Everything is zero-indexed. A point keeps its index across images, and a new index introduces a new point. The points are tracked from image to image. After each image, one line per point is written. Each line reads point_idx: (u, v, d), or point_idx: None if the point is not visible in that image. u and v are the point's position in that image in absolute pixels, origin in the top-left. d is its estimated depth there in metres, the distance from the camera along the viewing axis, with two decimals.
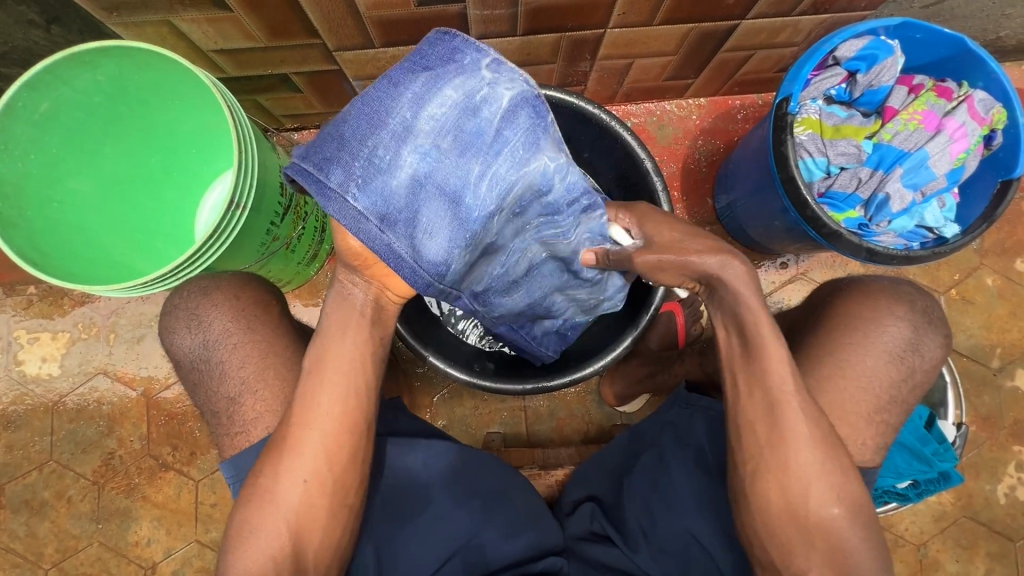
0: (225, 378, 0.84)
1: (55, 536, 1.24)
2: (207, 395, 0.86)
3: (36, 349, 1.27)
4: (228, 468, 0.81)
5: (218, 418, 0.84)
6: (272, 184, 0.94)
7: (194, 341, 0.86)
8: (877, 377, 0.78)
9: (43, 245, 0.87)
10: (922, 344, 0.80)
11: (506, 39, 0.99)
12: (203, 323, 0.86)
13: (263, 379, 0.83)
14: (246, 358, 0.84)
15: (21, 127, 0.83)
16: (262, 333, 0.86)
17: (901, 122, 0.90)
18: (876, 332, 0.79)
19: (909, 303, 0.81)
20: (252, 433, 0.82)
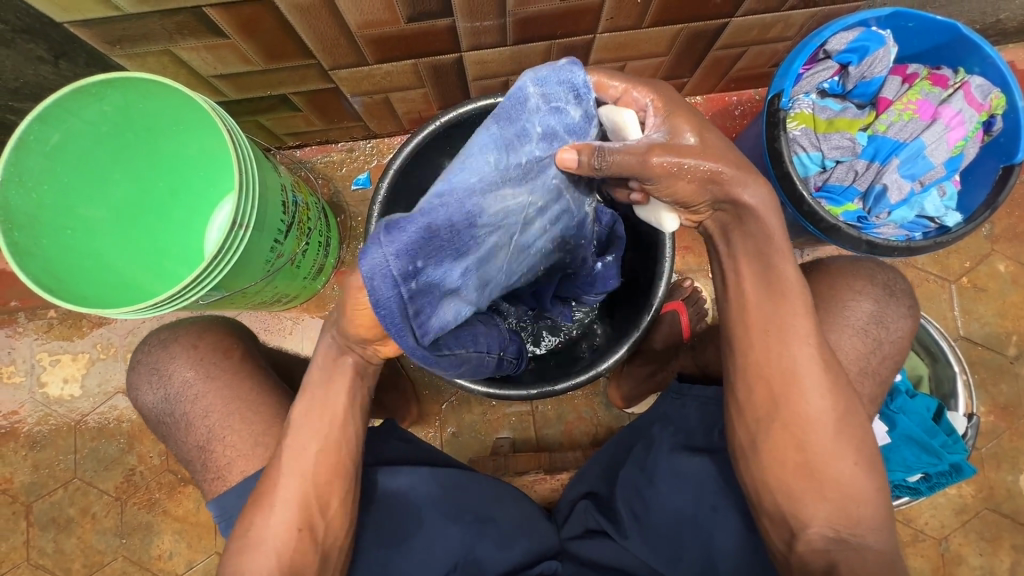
0: (192, 428, 0.86)
1: (82, 551, 1.28)
2: (180, 444, 0.88)
3: (58, 370, 1.32)
4: (212, 508, 0.81)
5: (194, 465, 0.87)
6: (273, 203, 0.96)
7: (156, 394, 0.89)
8: (850, 355, 0.79)
9: (58, 271, 0.90)
10: (886, 317, 0.80)
11: (498, 49, 1.00)
12: (163, 376, 0.89)
13: (229, 425, 0.85)
14: (209, 406, 0.86)
15: (34, 159, 0.87)
16: (221, 379, 0.88)
17: (895, 113, 0.89)
18: (848, 309, 0.80)
19: (868, 277, 0.82)
20: (229, 476, 0.84)
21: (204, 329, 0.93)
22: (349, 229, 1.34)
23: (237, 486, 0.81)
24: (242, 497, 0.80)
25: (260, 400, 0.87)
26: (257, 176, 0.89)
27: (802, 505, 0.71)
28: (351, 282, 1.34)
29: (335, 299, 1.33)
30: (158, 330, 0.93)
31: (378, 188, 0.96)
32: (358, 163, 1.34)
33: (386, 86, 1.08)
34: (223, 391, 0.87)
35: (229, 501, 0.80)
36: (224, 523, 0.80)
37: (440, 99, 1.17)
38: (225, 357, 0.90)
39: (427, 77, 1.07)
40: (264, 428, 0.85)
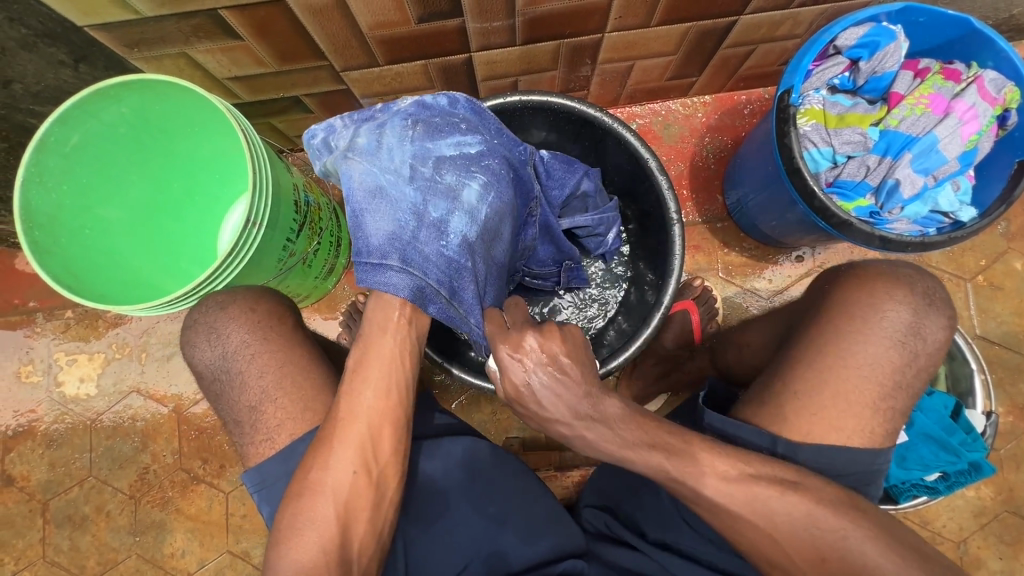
0: (246, 388, 0.85)
1: (96, 549, 1.30)
2: (230, 405, 0.87)
3: (74, 369, 1.34)
4: (250, 477, 0.82)
5: (241, 428, 0.86)
6: (286, 202, 0.97)
7: (213, 353, 0.87)
8: (881, 366, 0.75)
9: (75, 269, 0.92)
10: (923, 327, 0.77)
11: (507, 49, 1.01)
12: (222, 335, 0.86)
13: (282, 388, 0.85)
14: (264, 367, 0.86)
15: (54, 160, 0.89)
16: (278, 342, 0.87)
17: (907, 108, 0.88)
18: (876, 319, 0.77)
19: (908, 285, 0.78)
20: (275, 441, 0.84)
21: (259, 296, 0.91)
22: None
23: (284, 451, 0.82)
24: (290, 460, 0.82)
25: (311, 367, 0.87)
26: (270, 175, 0.91)
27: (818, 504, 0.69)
28: (361, 282, 1.35)
29: (346, 299, 1.34)
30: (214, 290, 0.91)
31: None
32: None
33: (396, 87, 1.09)
34: (280, 352, 0.87)
35: (272, 467, 0.82)
36: (263, 490, 0.82)
37: None
38: (281, 322, 0.89)
39: (437, 78, 1.08)
40: (315, 394, 0.85)
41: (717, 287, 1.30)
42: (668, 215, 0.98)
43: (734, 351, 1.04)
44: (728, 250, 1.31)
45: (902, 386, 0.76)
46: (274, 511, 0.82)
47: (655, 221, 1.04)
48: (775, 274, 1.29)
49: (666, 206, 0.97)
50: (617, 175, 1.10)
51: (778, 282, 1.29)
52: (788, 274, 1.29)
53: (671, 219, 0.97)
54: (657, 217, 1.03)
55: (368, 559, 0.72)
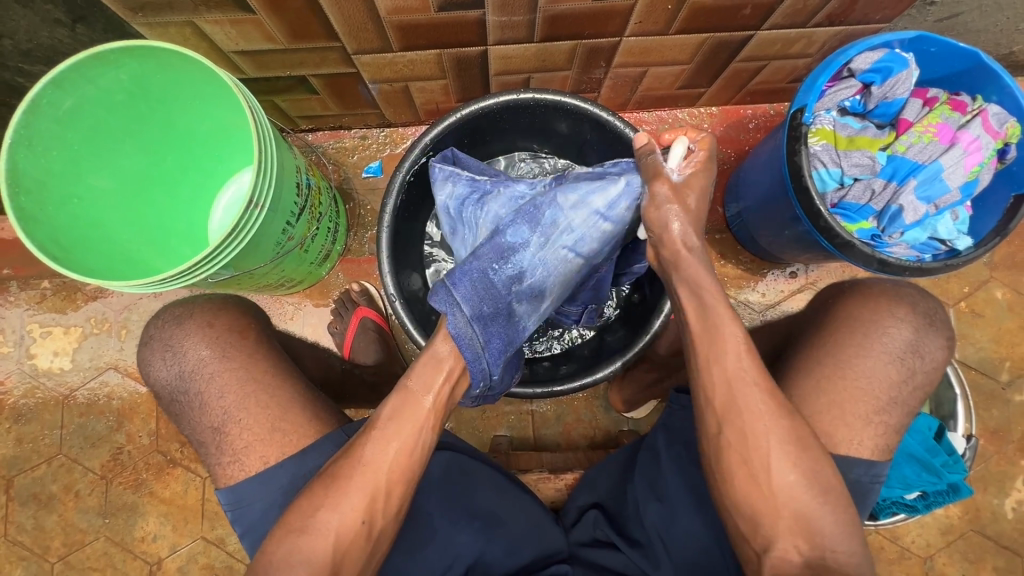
0: (207, 409, 0.84)
1: (62, 529, 1.25)
2: (193, 425, 0.85)
3: (48, 342, 1.29)
4: (222, 496, 0.80)
5: (206, 448, 0.84)
6: (288, 185, 0.95)
7: (170, 371, 0.86)
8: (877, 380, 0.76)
9: (63, 240, 0.88)
10: (923, 347, 0.78)
11: (524, 46, 1.00)
12: (178, 353, 0.86)
13: (245, 408, 0.83)
14: (224, 387, 0.84)
15: (46, 124, 0.85)
16: (238, 360, 0.86)
17: (915, 135, 0.90)
18: (877, 334, 0.78)
19: (910, 304, 0.80)
20: (244, 461, 0.82)
21: (218, 310, 0.91)
22: (358, 216, 1.33)
23: (254, 474, 0.80)
24: (264, 484, 0.79)
25: (277, 385, 0.85)
26: (275, 156, 0.88)
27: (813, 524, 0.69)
28: (354, 271, 1.32)
29: (339, 287, 1.32)
30: (170, 307, 0.91)
31: (395, 173, 0.97)
32: (370, 152, 1.33)
33: (407, 74, 1.07)
34: (241, 371, 0.85)
35: (243, 488, 0.80)
36: (235, 512, 0.80)
37: (460, 92, 1.16)
38: (243, 337, 0.88)
39: (450, 69, 1.06)
40: (281, 415, 0.83)
41: None
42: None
43: None
44: (725, 261, 1.32)
45: (899, 403, 0.77)
46: (247, 532, 0.80)
47: None
48: (768, 289, 1.32)
49: None
50: None
51: (771, 296, 1.31)
52: (782, 289, 1.31)
53: None
54: None
55: (357, 558, 0.70)
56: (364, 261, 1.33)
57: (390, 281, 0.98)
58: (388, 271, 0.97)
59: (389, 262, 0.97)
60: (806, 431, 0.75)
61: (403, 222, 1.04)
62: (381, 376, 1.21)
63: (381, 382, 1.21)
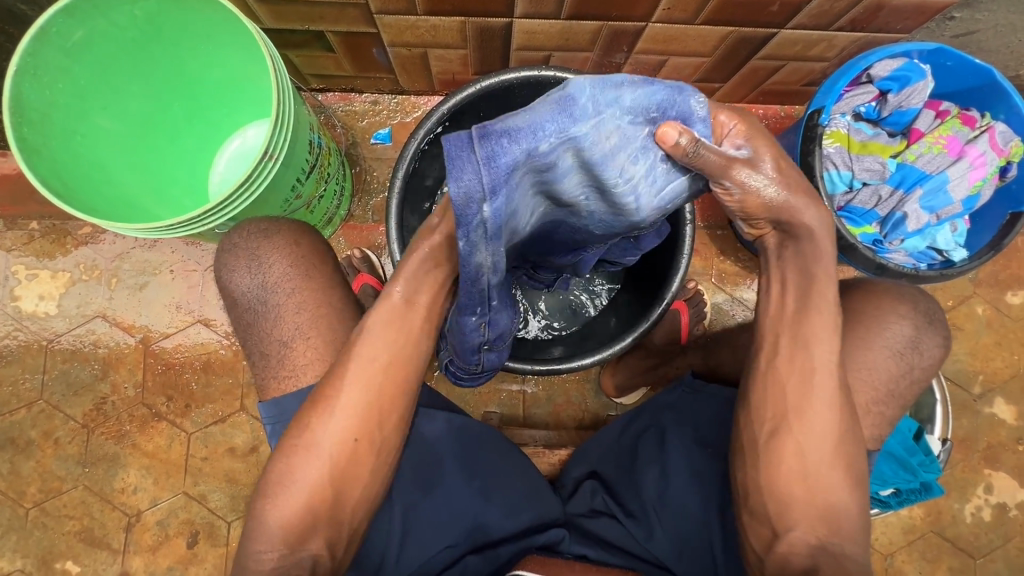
0: (281, 322, 0.83)
1: (39, 476, 1.23)
2: (260, 337, 0.84)
3: (33, 286, 1.25)
4: (267, 409, 0.80)
5: (266, 361, 0.83)
6: (301, 142, 0.93)
7: (252, 279, 0.83)
8: (868, 380, 0.78)
9: (65, 176, 0.86)
10: (922, 343, 0.80)
11: (549, 21, 0.99)
12: (263, 263, 0.84)
13: (317, 329, 0.83)
14: (301, 305, 0.83)
15: (54, 54, 0.82)
16: (320, 283, 0.85)
17: (926, 145, 0.92)
18: (879, 329, 0.79)
19: (911, 303, 0.81)
20: (300, 377, 0.81)
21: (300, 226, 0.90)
22: (363, 183, 1.31)
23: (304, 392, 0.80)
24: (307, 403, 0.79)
25: (346, 317, 0.85)
26: (293, 108, 0.87)
27: (798, 514, 0.71)
28: (356, 238, 1.31)
29: (339, 253, 1.30)
30: (251, 220, 0.87)
31: (409, 141, 0.97)
32: (380, 118, 1.31)
33: (428, 40, 1.05)
34: (322, 296, 0.84)
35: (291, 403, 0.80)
36: (276, 425, 0.81)
37: (478, 64, 1.15)
38: (324, 264, 0.87)
39: (472, 38, 1.04)
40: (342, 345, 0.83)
41: (708, 291, 1.34)
42: None
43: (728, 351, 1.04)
44: (724, 257, 1.34)
45: (897, 393, 0.79)
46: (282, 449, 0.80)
47: None
48: None
49: None
50: None
51: None
52: None
53: None
54: None
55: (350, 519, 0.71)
56: (366, 229, 1.31)
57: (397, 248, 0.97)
58: (394, 241, 0.96)
59: (396, 232, 0.97)
60: None
61: (413, 189, 1.04)
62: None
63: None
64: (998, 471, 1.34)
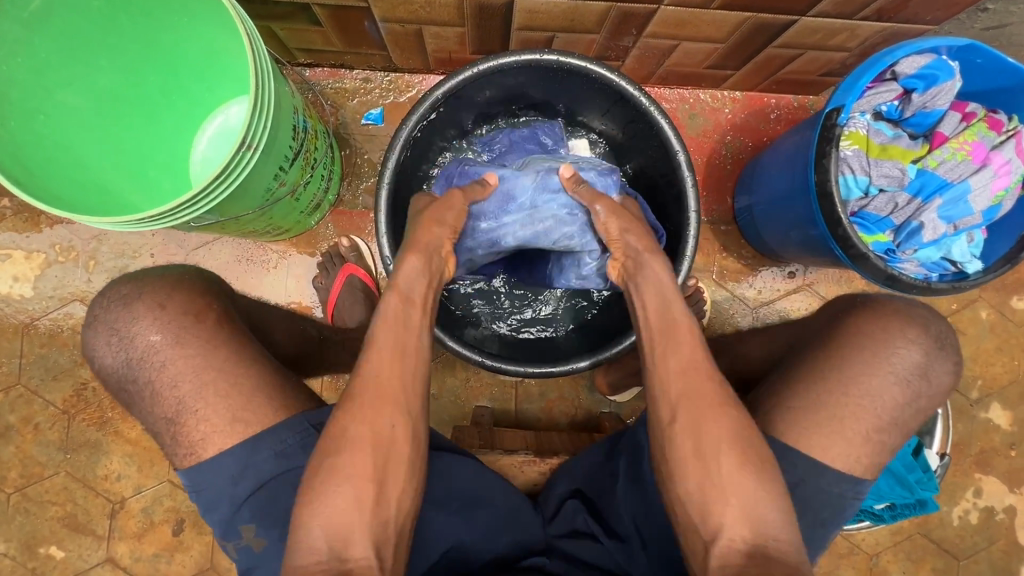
0: (159, 399, 0.75)
1: (19, 461, 1.20)
2: (147, 415, 0.77)
3: (7, 267, 1.20)
4: (186, 479, 0.73)
5: (163, 440, 0.76)
6: (284, 127, 0.87)
7: (116, 356, 0.77)
8: (872, 399, 0.75)
9: (26, 159, 0.80)
10: (932, 370, 0.77)
11: (554, 0, 0.91)
12: (124, 338, 0.76)
13: (202, 398, 0.74)
14: (177, 376, 0.75)
15: (7, 24, 0.75)
16: (195, 347, 0.76)
17: (949, 151, 0.86)
18: (887, 354, 0.76)
19: (922, 326, 0.78)
20: (203, 453, 0.73)
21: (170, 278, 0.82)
22: (353, 165, 1.25)
23: (215, 466, 0.72)
24: (224, 480, 0.72)
25: (239, 373, 0.76)
26: (273, 90, 0.80)
27: None
28: (345, 224, 1.25)
29: (327, 239, 1.25)
30: (116, 285, 0.81)
31: (402, 125, 0.93)
32: (372, 97, 1.24)
33: (422, 17, 0.98)
34: (199, 359, 0.75)
35: (205, 477, 0.73)
36: (198, 497, 0.73)
37: (476, 43, 1.07)
38: (200, 320, 0.78)
39: (470, 16, 0.97)
40: (244, 404, 0.75)
41: (708, 288, 1.30)
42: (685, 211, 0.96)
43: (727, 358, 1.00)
44: (727, 254, 1.30)
45: (901, 414, 0.76)
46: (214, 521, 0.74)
47: (668, 217, 1.04)
48: (766, 287, 1.31)
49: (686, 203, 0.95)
50: (640, 160, 1.07)
51: (767, 293, 1.30)
52: (778, 287, 1.30)
53: (688, 216, 0.96)
54: (675, 212, 1.01)
55: None
56: (356, 215, 1.25)
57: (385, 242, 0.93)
58: (385, 234, 0.92)
59: (386, 225, 0.93)
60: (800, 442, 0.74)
61: (404, 178, 0.99)
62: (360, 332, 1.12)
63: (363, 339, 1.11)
64: (988, 475, 1.34)
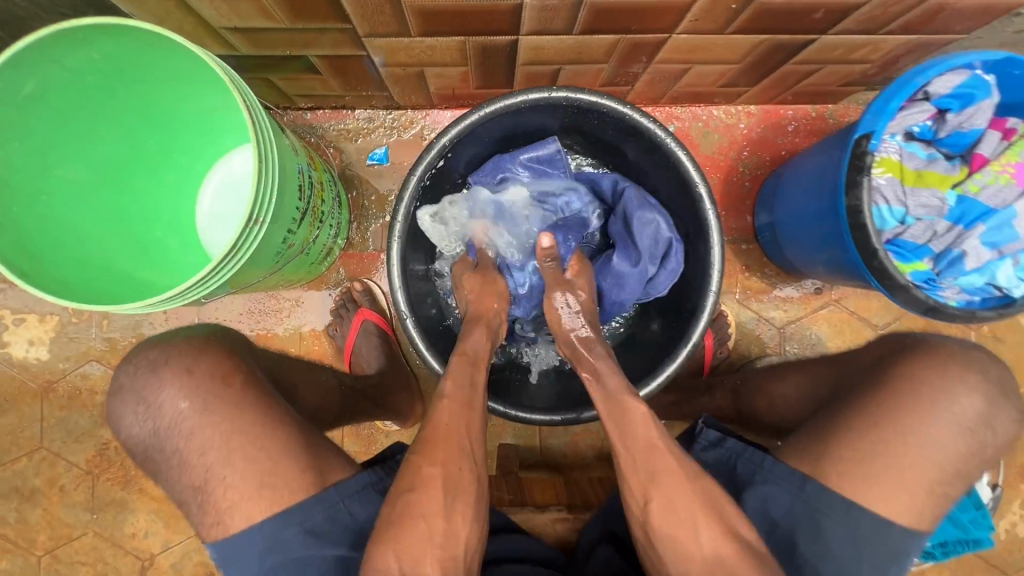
0: (188, 467, 0.74)
1: (48, 523, 1.21)
2: (173, 485, 0.76)
3: (22, 331, 1.19)
4: (215, 552, 0.72)
5: (189, 508, 0.75)
6: (291, 188, 0.86)
7: (144, 425, 0.76)
8: (943, 448, 0.68)
9: (34, 242, 0.79)
10: (998, 420, 0.68)
11: (560, 37, 0.87)
12: (153, 407, 0.76)
13: (232, 463, 0.73)
14: (208, 444, 0.73)
15: (6, 111, 0.73)
16: (214, 451, 0.76)
17: (991, 174, 0.80)
18: (947, 401, 0.68)
19: (982, 369, 0.71)
20: (229, 524, 0.72)
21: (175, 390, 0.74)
22: (360, 207, 1.22)
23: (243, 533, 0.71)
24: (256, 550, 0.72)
25: None
26: (275, 159, 0.78)
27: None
28: (356, 268, 1.23)
29: (338, 283, 1.23)
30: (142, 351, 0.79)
31: (410, 176, 0.90)
32: (376, 136, 1.21)
33: (424, 60, 0.94)
34: None
35: (234, 548, 0.71)
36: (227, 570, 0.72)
37: (480, 79, 1.04)
38: None
39: (473, 57, 0.94)
40: (275, 467, 0.73)
41: (732, 310, 1.26)
42: (708, 243, 0.92)
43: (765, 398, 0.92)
44: (749, 273, 1.26)
45: None
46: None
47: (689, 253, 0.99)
48: (791, 305, 1.26)
49: (709, 234, 0.91)
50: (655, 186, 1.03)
51: (792, 312, 1.26)
52: (804, 305, 1.26)
53: (711, 249, 0.91)
54: (698, 246, 0.96)
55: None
56: (366, 258, 1.23)
57: (401, 296, 0.91)
58: (401, 294, 0.91)
59: (402, 284, 0.91)
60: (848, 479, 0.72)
61: (413, 225, 0.97)
62: (385, 380, 1.13)
63: (387, 387, 1.12)
64: None
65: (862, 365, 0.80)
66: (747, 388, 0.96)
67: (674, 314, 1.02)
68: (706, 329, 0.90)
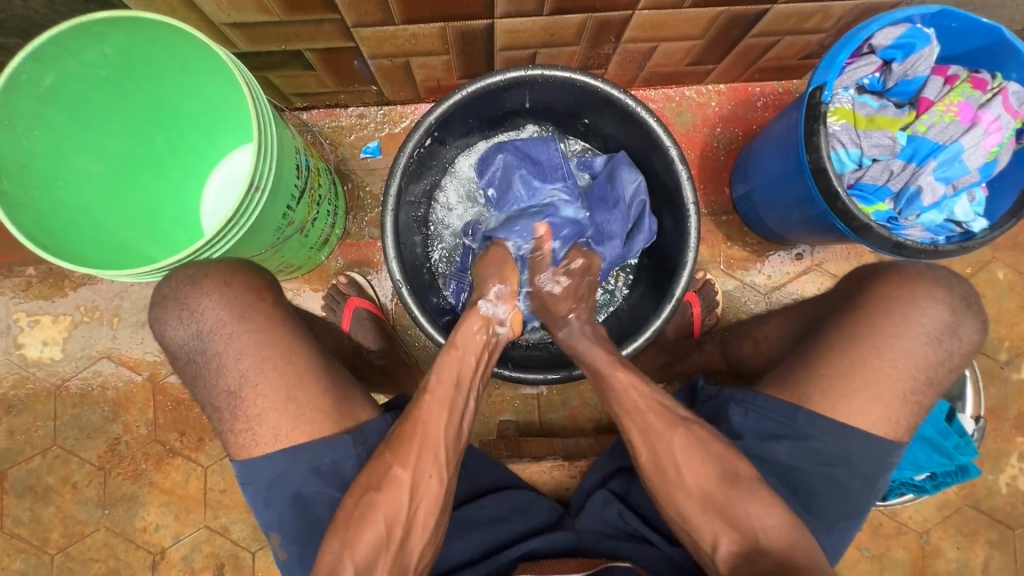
0: (223, 372, 0.80)
1: (61, 521, 1.23)
2: (207, 390, 0.81)
3: (36, 332, 1.25)
4: (239, 468, 0.79)
5: (218, 414, 0.81)
6: (288, 167, 0.92)
7: (186, 331, 0.80)
8: (907, 359, 0.75)
9: (49, 225, 0.85)
10: (959, 328, 0.76)
11: (532, 18, 0.95)
12: (194, 312, 0.80)
13: (263, 373, 0.80)
14: (242, 350, 0.80)
15: (27, 101, 0.81)
16: (224, 406, 0.80)
17: (937, 114, 0.89)
18: (913, 315, 0.76)
19: (945, 286, 0.77)
20: (257, 432, 0.79)
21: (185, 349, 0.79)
22: (356, 199, 1.28)
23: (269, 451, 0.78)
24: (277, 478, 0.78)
25: None
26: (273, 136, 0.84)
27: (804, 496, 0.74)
28: (354, 256, 1.29)
29: (338, 272, 1.29)
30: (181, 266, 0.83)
31: (400, 153, 0.93)
32: (368, 131, 1.28)
33: (409, 49, 1.02)
34: None
35: (261, 463, 0.78)
36: (249, 486, 0.79)
37: (462, 68, 1.12)
38: None
39: (454, 43, 1.01)
40: (297, 383, 0.80)
41: (718, 280, 1.31)
42: (684, 203, 0.95)
43: (750, 344, 1.01)
44: (731, 243, 1.31)
45: (931, 383, 0.77)
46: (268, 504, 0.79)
47: (670, 217, 1.03)
48: (774, 271, 1.31)
49: (683, 193, 0.95)
50: (632, 156, 1.07)
51: (776, 278, 1.30)
52: (787, 270, 1.30)
53: (687, 208, 0.95)
54: (676, 209, 0.99)
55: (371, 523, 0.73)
56: (363, 246, 1.29)
57: (395, 266, 0.93)
58: (396, 267, 0.93)
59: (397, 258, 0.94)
60: (828, 400, 0.76)
61: (405, 202, 1.01)
62: (388, 359, 1.17)
63: (390, 366, 1.17)
64: None
65: (836, 301, 0.84)
66: (734, 336, 1.05)
67: (660, 278, 1.06)
68: (688, 285, 0.93)
